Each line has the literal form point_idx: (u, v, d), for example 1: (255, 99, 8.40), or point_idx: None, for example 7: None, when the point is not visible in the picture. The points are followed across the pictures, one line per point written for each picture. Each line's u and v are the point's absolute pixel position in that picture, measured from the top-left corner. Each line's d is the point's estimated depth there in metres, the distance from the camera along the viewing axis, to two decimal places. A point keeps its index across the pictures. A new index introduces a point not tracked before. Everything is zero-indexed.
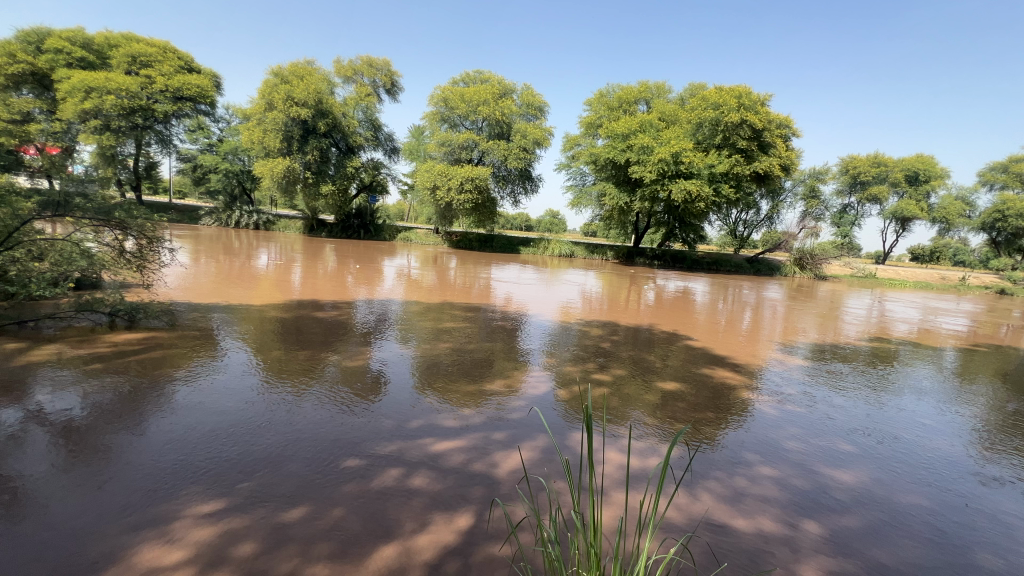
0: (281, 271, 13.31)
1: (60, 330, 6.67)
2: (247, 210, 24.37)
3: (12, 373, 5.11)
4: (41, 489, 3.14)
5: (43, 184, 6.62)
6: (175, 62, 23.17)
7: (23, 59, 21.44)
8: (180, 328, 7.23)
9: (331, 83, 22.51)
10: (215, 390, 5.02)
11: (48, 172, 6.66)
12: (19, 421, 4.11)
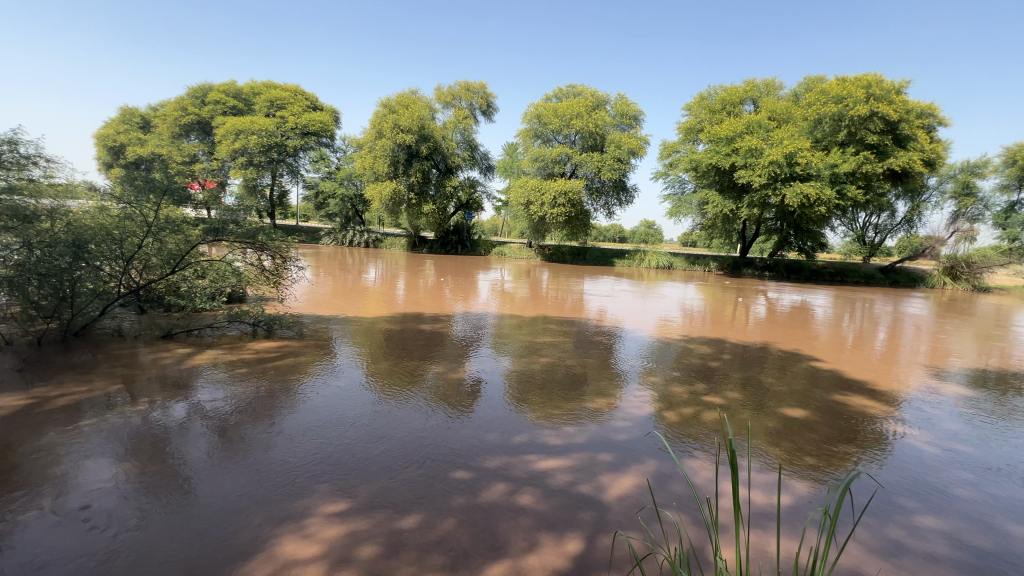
0: (388, 286, 14.35)
1: (217, 338, 7.80)
2: (359, 230, 26.79)
3: (182, 374, 6.06)
4: (203, 475, 3.63)
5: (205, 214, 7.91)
6: (303, 103, 26.43)
7: (193, 111, 25.97)
8: (307, 338, 8.06)
9: (433, 109, 24.06)
10: (335, 394, 5.48)
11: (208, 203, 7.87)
12: (186, 415, 4.81)
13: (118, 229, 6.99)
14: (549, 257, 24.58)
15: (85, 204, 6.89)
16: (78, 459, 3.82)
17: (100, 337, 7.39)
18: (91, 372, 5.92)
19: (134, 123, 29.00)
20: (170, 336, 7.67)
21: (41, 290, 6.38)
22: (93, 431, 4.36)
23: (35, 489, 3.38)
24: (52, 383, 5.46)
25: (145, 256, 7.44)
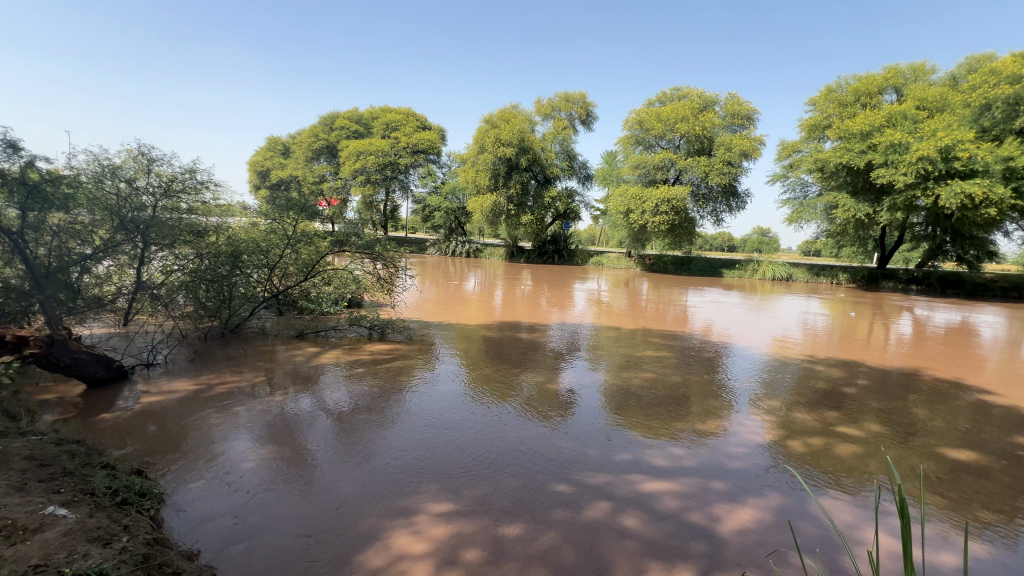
0: (487, 294, 14.84)
1: (339, 339, 8.66)
2: (461, 241, 28.13)
3: (312, 370, 6.81)
4: (326, 463, 4.00)
5: (331, 227, 8.90)
6: (414, 123, 28.57)
7: (323, 137, 29.42)
8: (415, 342, 8.60)
9: (533, 122, 24.53)
10: (439, 397, 5.76)
11: (333, 219, 8.91)
12: (312, 407, 5.37)
13: (265, 242, 8.17)
14: (649, 267, 23.62)
15: (242, 220, 8.19)
16: (231, 439, 4.43)
17: (249, 334, 8.60)
18: (243, 365, 6.90)
19: (277, 150, 33.51)
20: (302, 335, 8.66)
21: (210, 294, 7.66)
22: (241, 416, 5.04)
23: (199, 460, 3.98)
24: (214, 372, 6.46)
25: (285, 265, 8.57)
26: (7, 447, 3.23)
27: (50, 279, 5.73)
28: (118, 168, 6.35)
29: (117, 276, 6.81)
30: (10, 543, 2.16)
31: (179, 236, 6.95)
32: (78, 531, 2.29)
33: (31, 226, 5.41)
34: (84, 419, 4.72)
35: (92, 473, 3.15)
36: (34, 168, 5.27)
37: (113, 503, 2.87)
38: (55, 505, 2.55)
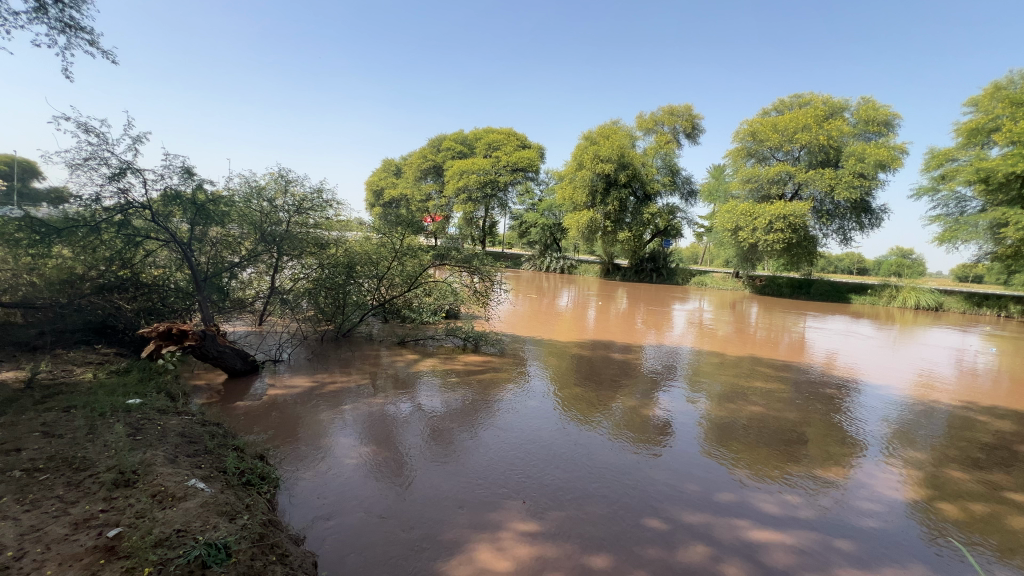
0: (580, 311, 14.64)
1: (436, 348, 9.09)
2: (556, 257, 28.21)
3: (410, 376, 7.20)
4: (418, 468, 4.16)
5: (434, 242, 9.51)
6: (515, 142, 29.50)
7: (431, 158, 31.55)
8: (506, 355, 8.72)
9: (634, 137, 24.01)
10: (528, 413, 5.74)
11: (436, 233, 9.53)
12: (409, 412, 5.66)
13: (376, 255, 8.87)
14: (760, 289, 21.64)
15: (357, 234, 9.01)
16: (337, 436, 4.81)
17: (359, 339, 9.36)
18: (351, 366, 7.52)
19: (390, 171, 36.56)
20: (404, 343, 9.23)
21: (327, 300, 8.40)
22: (347, 414, 5.46)
23: (310, 453, 4.36)
24: (328, 372, 7.12)
25: (392, 276, 9.23)
26: (167, 423, 3.82)
27: (208, 282, 6.89)
28: (262, 188, 7.40)
29: (255, 281, 7.95)
30: (161, 507, 2.52)
31: (306, 248, 7.82)
32: (212, 503, 2.62)
33: (196, 236, 6.52)
34: (224, 405, 5.45)
35: (226, 453, 3.60)
36: (201, 189, 6.30)
37: (240, 482, 3.25)
38: (196, 478, 2.94)
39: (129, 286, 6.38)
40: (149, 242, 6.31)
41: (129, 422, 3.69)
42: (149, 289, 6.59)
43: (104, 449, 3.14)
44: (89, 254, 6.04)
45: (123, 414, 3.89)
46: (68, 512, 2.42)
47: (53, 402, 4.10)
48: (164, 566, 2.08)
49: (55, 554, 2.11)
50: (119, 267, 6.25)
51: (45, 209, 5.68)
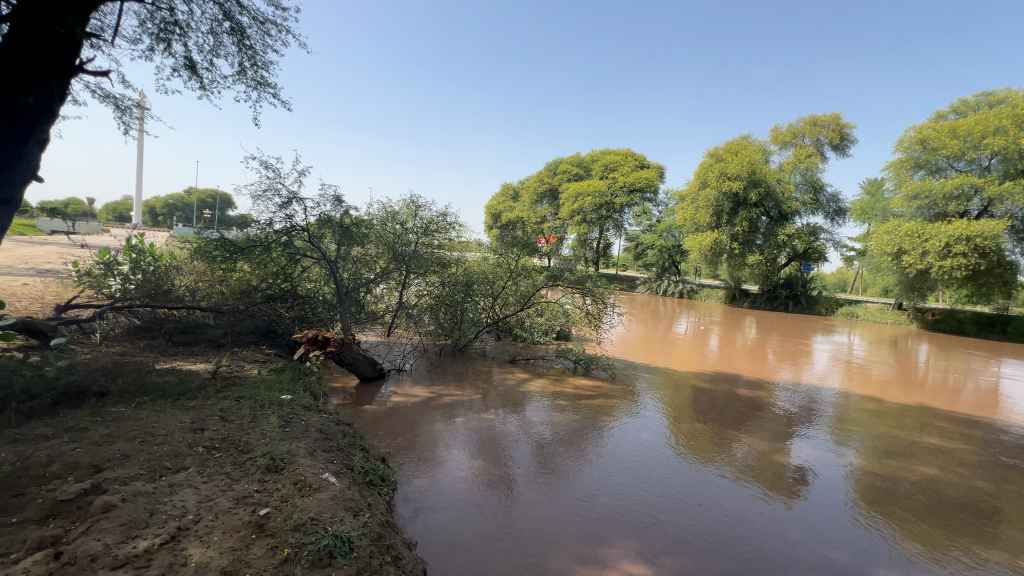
0: (700, 340, 13.61)
1: (546, 368, 9.09)
2: (675, 280, 26.73)
3: (520, 395, 7.29)
4: (524, 489, 4.14)
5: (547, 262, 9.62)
6: (633, 163, 28.90)
7: (548, 182, 32.25)
8: (618, 381, 8.39)
9: (767, 152, 21.98)
10: (639, 444, 5.42)
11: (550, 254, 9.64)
12: (517, 431, 5.69)
13: (493, 274, 9.27)
14: (931, 324, 18.08)
15: (475, 255, 9.51)
16: (449, 447, 5.01)
17: (473, 354, 9.75)
18: (465, 380, 7.84)
19: (508, 196, 38.14)
20: (515, 361, 9.39)
21: (447, 316, 8.94)
22: (459, 427, 5.68)
23: (424, 461, 4.60)
24: (444, 384, 7.52)
25: (506, 295, 9.54)
26: (309, 419, 4.33)
27: (348, 295, 7.74)
28: (396, 213, 8.23)
29: (386, 296, 8.77)
30: (300, 495, 2.83)
31: (430, 267, 8.46)
32: (340, 498, 2.87)
33: (341, 255, 7.47)
34: (354, 407, 6.03)
35: (353, 452, 3.95)
36: (347, 214, 7.23)
37: (364, 481, 3.52)
38: (328, 472, 3.25)
39: (287, 297, 7.52)
40: (305, 260, 7.37)
41: (281, 415, 4.25)
42: (302, 299, 7.66)
43: (262, 437, 3.65)
44: (262, 269, 7.26)
45: (277, 407, 4.51)
46: (232, 488, 2.84)
47: (228, 392, 4.91)
48: (300, 551, 2.31)
49: (221, 523, 2.47)
50: (283, 280, 7.39)
51: (235, 230, 7.01)
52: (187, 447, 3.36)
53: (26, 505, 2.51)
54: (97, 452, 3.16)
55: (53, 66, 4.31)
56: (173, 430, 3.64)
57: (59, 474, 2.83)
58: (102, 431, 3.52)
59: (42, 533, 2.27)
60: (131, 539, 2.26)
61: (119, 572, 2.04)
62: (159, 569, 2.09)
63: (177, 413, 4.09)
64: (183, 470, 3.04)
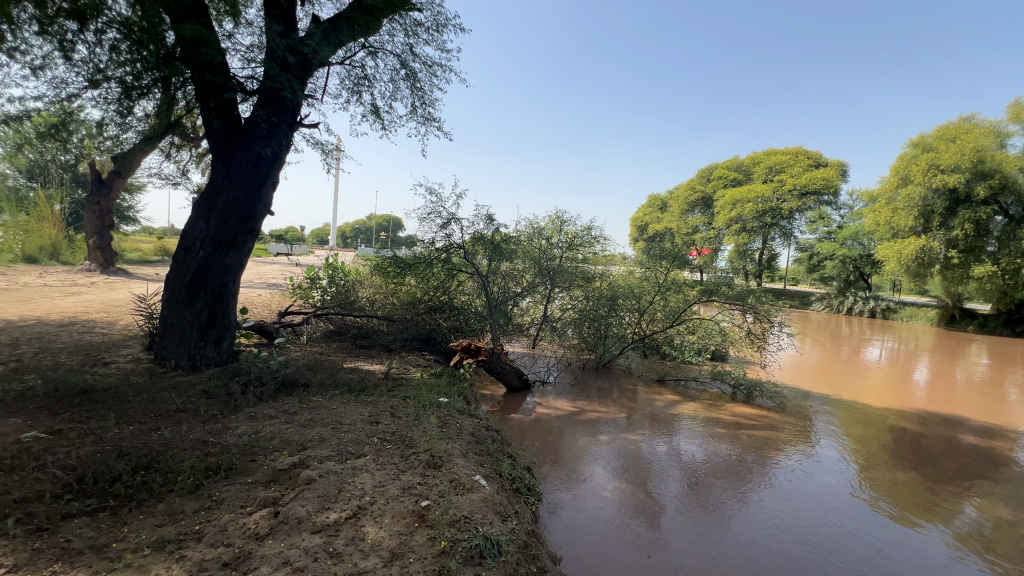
0: (901, 369, 11.16)
1: (698, 392, 8.35)
2: (863, 296, 22.42)
3: (669, 418, 6.84)
4: (674, 520, 3.85)
5: (700, 276, 8.97)
6: (805, 162, 25.27)
7: (700, 190, 29.85)
8: (788, 412, 7.29)
9: (1002, 134, 17.26)
10: (816, 488, 4.64)
11: (702, 267, 9.02)
12: (665, 456, 5.33)
13: (639, 288, 9.04)
14: None
15: (620, 268, 9.36)
16: (592, 464, 4.92)
17: (617, 372, 9.44)
18: (609, 398, 7.63)
19: (656, 206, 36.25)
20: (663, 381, 8.83)
21: (590, 331, 8.85)
22: (603, 444, 5.55)
23: (567, 475, 4.59)
24: (588, 399, 7.43)
25: (653, 310, 9.11)
26: (462, 422, 4.67)
27: (497, 308, 8.15)
28: (542, 229, 8.52)
29: (532, 309, 9.01)
30: (455, 493, 3.04)
31: (574, 281, 8.54)
32: (490, 501, 3.00)
33: (492, 269, 7.99)
34: (502, 414, 6.32)
35: (502, 458, 4.13)
36: (498, 231, 7.69)
37: (511, 487, 3.64)
38: (480, 474, 3.45)
39: (444, 308, 8.30)
40: (461, 275, 8.00)
41: (439, 416, 4.67)
42: (457, 311, 8.33)
43: (423, 434, 4.05)
44: (425, 283, 8.10)
45: (436, 408, 4.96)
46: (399, 477, 3.19)
47: (396, 391, 5.58)
48: (455, 545, 2.47)
49: (391, 508, 2.79)
50: (442, 294, 8.18)
51: (405, 249, 7.96)
52: (366, 437, 3.89)
53: (257, 469, 3.18)
54: (303, 432, 3.86)
55: (283, 124, 5.50)
56: (356, 421, 4.26)
57: (278, 448, 3.52)
58: (307, 416, 4.29)
59: (267, 494, 2.83)
60: (325, 510, 2.68)
61: (316, 536, 2.44)
62: (344, 539, 2.43)
63: (359, 406, 4.79)
64: (363, 456, 3.52)
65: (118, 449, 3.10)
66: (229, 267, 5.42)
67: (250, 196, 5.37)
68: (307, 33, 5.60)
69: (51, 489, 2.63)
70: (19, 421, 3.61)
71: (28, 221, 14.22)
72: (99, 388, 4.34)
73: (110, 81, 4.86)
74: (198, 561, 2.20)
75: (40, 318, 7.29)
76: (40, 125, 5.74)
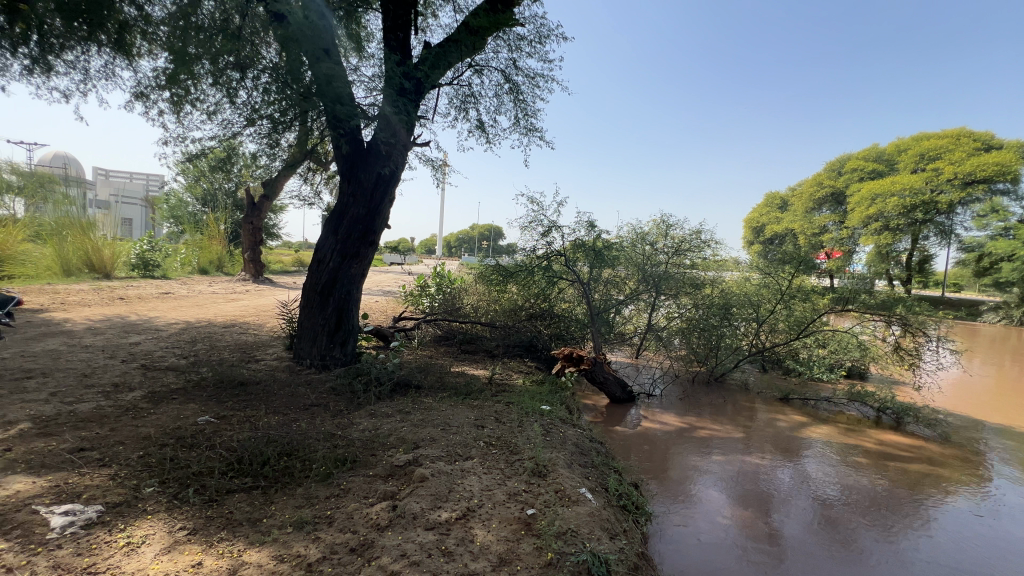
0: None
1: (832, 414, 7.37)
2: None
3: (795, 441, 6.13)
4: (805, 558, 3.41)
5: (828, 282, 8.20)
6: (971, 145, 21.16)
7: (828, 185, 26.05)
8: (954, 445, 6.11)
9: None
10: (996, 542, 3.80)
11: (831, 272, 8.18)
12: (792, 485, 4.75)
13: (757, 296, 8.33)
14: None
15: (734, 274, 8.66)
16: (705, 486, 4.55)
17: (732, 386, 8.70)
18: (723, 415, 7.05)
19: (774, 206, 32.62)
20: (787, 399, 7.95)
21: (700, 341, 8.28)
22: (717, 466, 5.12)
23: (678, 496, 4.30)
24: (698, 415, 6.95)
25: (774, 320, 8.37)
26: (566, 431, 4.63)
27: (599, 316, 7.98)
28: (646, 234, 8.17)
29: (635, 317, 8.66)
30: (561, 504, 3.00)
31: (681, 288, 8.07)
32: (597, 516, 2.92)
33: (594, 277, 7.85)
34: (605, 426, 6.14)
35: (607, 472, 4.00)
36: (599, 238, 7.56)
37: (618, 503, 3.50)
38: (585, 488, 3.37)
39: (545, 316, 8.32)
40: (562, 282, 7.99)
41: (542, 424, 4.67)
42: (558, 318, 8.31)
43: (527, 441, 4.08)
44: (527, 290, 8.23)
45: (539, 416, 4.98)
46: (505, 483, 3.24)
47: (500, 397, 5.71)
48: (562, 558, 2.44)
49: (498, 513, 2.83)
50: (543, 301, 8.23)
51: (507, 257, 8.13)
52: (473, 440, 4.02)
53: (377, 463, 3.44)
54: (416, 432, 4.11)
55: (399, 144, 5.97)
56: (463, 424, 4.43)
57: (395, 445, 3.79)
58: (419, 417, 4.56)
59: (386, 487, 3.05)
60: (437, 508, 2.81)
61: (430, 532, 2.56)
62: (455, 539, 2.52)
63: (466, 409, 4.98)
64: (470, 458, 3.64)
65: (266, 436, 3.57)
66: (353, 277, 5.99)
67: (371, 211, 5.90)
68: (420, 59, 6.03)
69: (218, 466, 3.11)
70: (195, 406, 4.33)
71: (201, 240, 17.17)
72: (253, 381, 5.06)
73: (262, 119, 5.68)
74: (329, 543, 2.43)
75: (209, 320, 8.73)
76: (212, 160, 6.90)
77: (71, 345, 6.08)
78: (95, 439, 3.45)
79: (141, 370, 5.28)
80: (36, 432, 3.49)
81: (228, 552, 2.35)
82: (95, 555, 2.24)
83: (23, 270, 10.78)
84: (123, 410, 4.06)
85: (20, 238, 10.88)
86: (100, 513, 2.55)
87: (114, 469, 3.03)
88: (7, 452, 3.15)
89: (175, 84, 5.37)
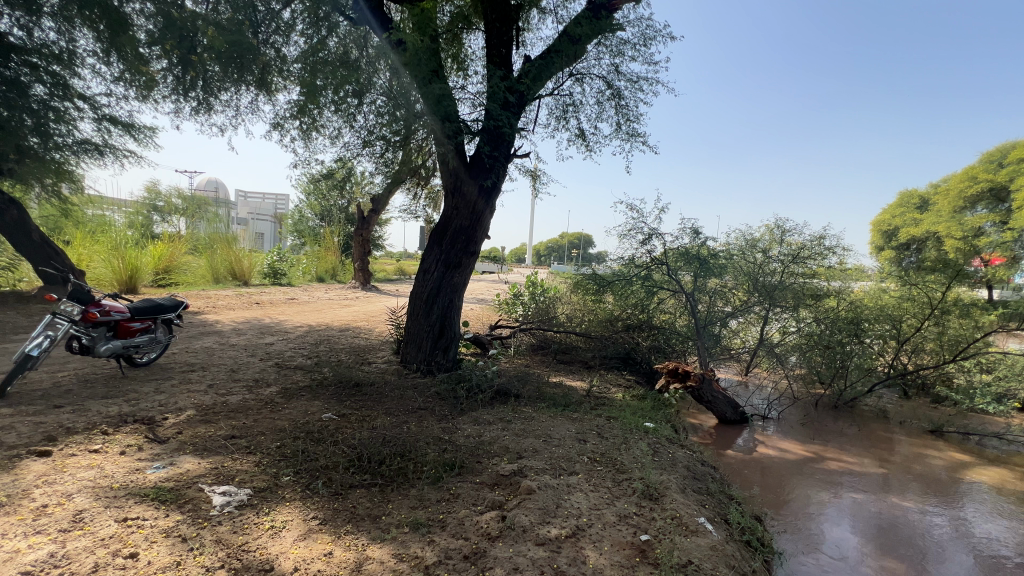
0: None
1: (1004, 455, 6.17)
2: None
3: (955, 483, 5.20)
4: None
5: (984, 292, 7.66)
6: None
7: (985, 179, 20.33)
8: None
9: None
10: None
11: (987, 282, 7.57)
12: (957, 539, 4.00)
13: (898, 310, 7.44)
14: None
15: (866, 283, 7.76)
16: (842, 527, 4.00)
17: (866, 414, 7.60)
18: (856, 445, 6.20)
19: (911, 204, 27.60)
20: (939, 433, 6.77)
21: (823, 361, 7.36)
22: (855, 505, 4.47)
23: (807, 535, 3.83)
24: (825, 444, 6.18)
25: (921, 338, 7.48)
26: (675, 453, 4.35)
27: (704, 329, 7.43)
28: (757, 240, 7.49)
29: (744, 331, 7.81)
30: (678, 533, 2.80)
31: (800, 300, 7.24)
32: (720, 550, 2.68)
33: (698, 287, 7.31)
34: (715, 448, 5.69)
35: (725, 501, 3.67)
36: (705, 245, 7.09)
37: (741, 538, 3.19)
38: (704, 517, 3.12)
39: (643, 327, 7.93)
40: (662, 292, 7.58)
41: (649, 443, 4.44)
42: (658, 330, 7.89)
43: (635, 461, 3.89)
44: (624, 300, 7.97)
45: (644, 434, 4.74)
46: (614, 503, 3.10)
47: (601, 410, 5.53)
48: None
49: (609, 535, 2.71)
50: (641, 312, 7.86)
51: (602, 265, 8.07)
52: (577, 454, 3.93)
53: (483, 471, 3.49)
54: (519, 442, 4.11)
55: (501, 157, 6.12)
56: (565, 437, 4.35)
57: (499, 454, 3.82)
58: (520, 426, 4.57)
59: (493, 496, 3.08)
60: (546, 523, 2.76)
61: (540, 548, 2.52)
62: (566, 558, 2.45)
63: (566, 421, 4.89)
64: (576, 473, 3.55)
65: (382, 436, 3.79)
66: (455, 286, 6.22)
67: (473, 223, 6.11)
68: (523, 72, 6.14)
69: (341, 461, 3.35)
70: (320, 404, 4.75)
71: (319, 251, 19.07)
72: (367, 382, 5.44)
73: (377, 140, 6.09)
74: (444, 548, 2.49)
75: (327, 324, 9.61)
76: (333, 180, 7.62)
77: (222, 344, 7.04)
78: (242, 428, 3.92)
79: (275, 368, 5.93)
80: (198, 419, 4.05)
81: (353, 545, 2.50)
82: (246, 534, 2.51)
83: (185, 278, 12.79)
84: (262, 404, 4.58)
85: (184, 252, 12.94)
86: (249, 496, 2.87)
87: (258, 457, 3.41)
88: (179, 435, 3.69)
89: (305, 114, 6.01)
